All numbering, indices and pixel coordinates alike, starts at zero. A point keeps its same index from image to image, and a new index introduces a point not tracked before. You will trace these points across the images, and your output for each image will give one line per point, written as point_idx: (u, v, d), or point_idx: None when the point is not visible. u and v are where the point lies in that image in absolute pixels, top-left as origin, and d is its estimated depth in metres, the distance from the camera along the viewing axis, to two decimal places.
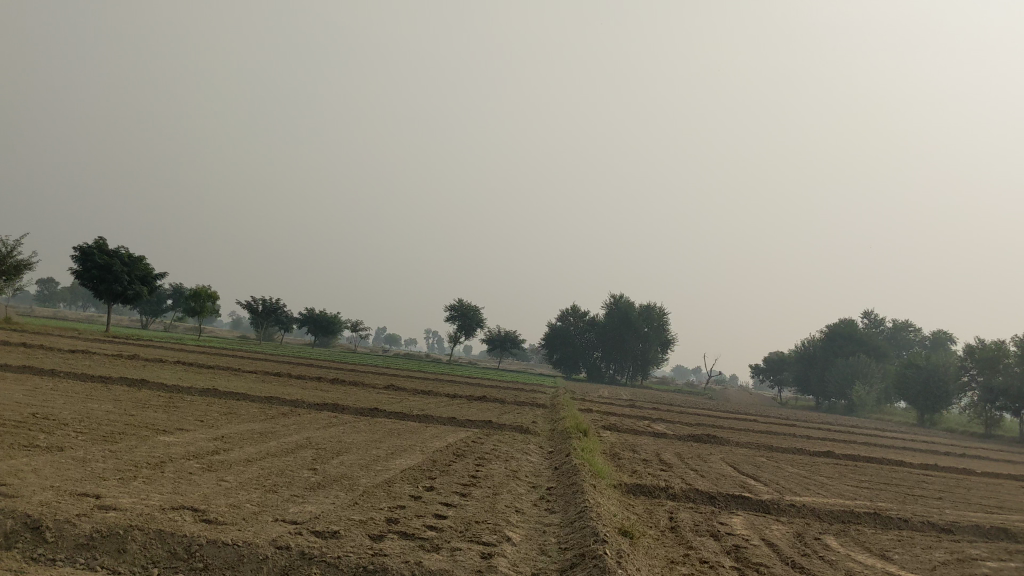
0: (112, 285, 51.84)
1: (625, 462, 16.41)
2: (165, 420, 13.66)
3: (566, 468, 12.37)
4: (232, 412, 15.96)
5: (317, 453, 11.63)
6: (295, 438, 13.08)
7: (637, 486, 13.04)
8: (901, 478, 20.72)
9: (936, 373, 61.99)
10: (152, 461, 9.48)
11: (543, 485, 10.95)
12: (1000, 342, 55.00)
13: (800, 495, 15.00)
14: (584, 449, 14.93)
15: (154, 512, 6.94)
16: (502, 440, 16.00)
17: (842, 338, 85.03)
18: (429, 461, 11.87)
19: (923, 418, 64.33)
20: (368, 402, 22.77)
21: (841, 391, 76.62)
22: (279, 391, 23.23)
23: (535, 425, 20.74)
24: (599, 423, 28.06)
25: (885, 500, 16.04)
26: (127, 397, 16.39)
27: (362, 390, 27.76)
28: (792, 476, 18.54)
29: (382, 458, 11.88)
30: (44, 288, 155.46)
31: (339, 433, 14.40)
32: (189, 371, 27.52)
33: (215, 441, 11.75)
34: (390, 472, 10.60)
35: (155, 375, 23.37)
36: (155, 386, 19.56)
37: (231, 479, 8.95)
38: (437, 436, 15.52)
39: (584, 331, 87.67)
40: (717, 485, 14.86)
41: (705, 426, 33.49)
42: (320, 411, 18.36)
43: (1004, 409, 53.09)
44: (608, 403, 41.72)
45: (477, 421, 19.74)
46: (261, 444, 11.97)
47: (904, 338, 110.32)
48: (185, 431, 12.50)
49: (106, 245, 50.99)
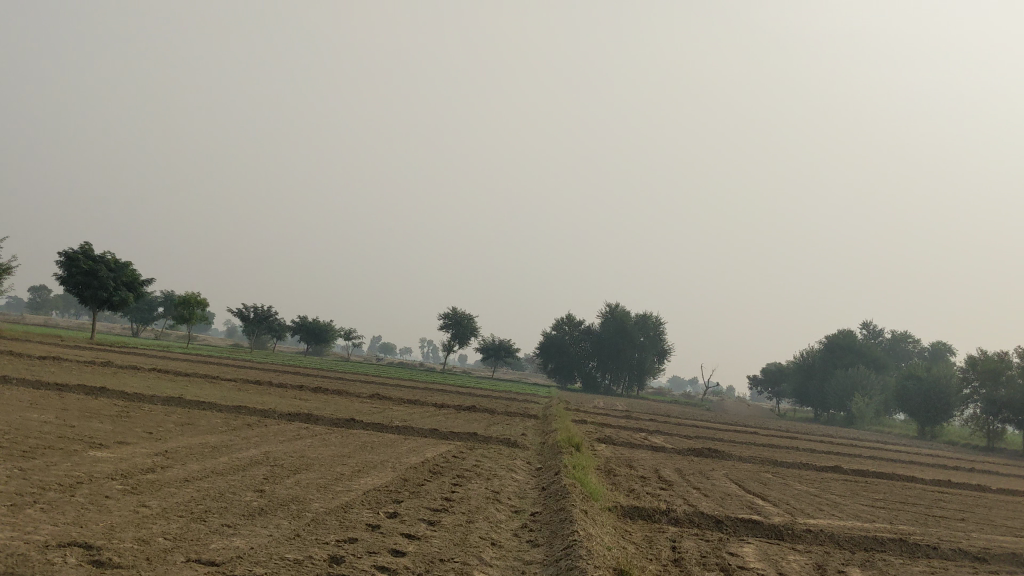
0: (97, 292, 50.26)
1: (620, 479, 14.99)
2: (107, 432, 12.15)
3: (554, 488, 10.96)
4: (191, 423, 14.51)
5: (271, 471, 10.17)
6: (252, 452, 11.63)
7: (634, 509, 11.68)
8: (917, 498, 19.21)
9: (938, 385, 60.57)
10: (66, 481, 8.08)
11: (526, 510, 9.56)
12: (1004, 352, 53.68)
13: (815, 518, 13.61)
14: (575, 466, 13.49)
15: (28, 552, 5.52)
16: (485, 455, 14.57)
17: (840, 349, 83.69)
18: (400, 480, 10.44)
19: (924, 431, 62.65)
20: (346, 412, 21.23)
21: (839, 403, 75.25)
22: (252, 400, 21.73)
23: (524, 438, 19.25)
24: (594, 435, 26.58)
25: (906, 522, 14.62)
26: (75, 406, 14.91)
27: (344, 400, 26.22)
28: (801, 495, 17.11)
29: (346, 476, 10.42)
30: (36, 296, 154.94)
31: (303, 447, 12.91)
32: (160, 379, 26.07)
33: (154, 458, 10.29)
34: (350, 493, 9.16)
35: (122, 383, 21.76)
36: (117, 394, 18.17)
37: (153, 505, 7.53)
38: (415, 450, 14.08)
39: (580, 340, 86.09)
40: (722, 506, 13.46)
41: (706, 439, 31.85)
42: (288, 422, 16.79)
43: (1007, 422, 51.48)
44: (604, 414, 40.17)
45: (460, 434, 18.24)
46: (207, 460, 10.53)
47: (903, 349, 109.29)
48: (126, 445, 11.09)
49: (91, 250, 49.40)
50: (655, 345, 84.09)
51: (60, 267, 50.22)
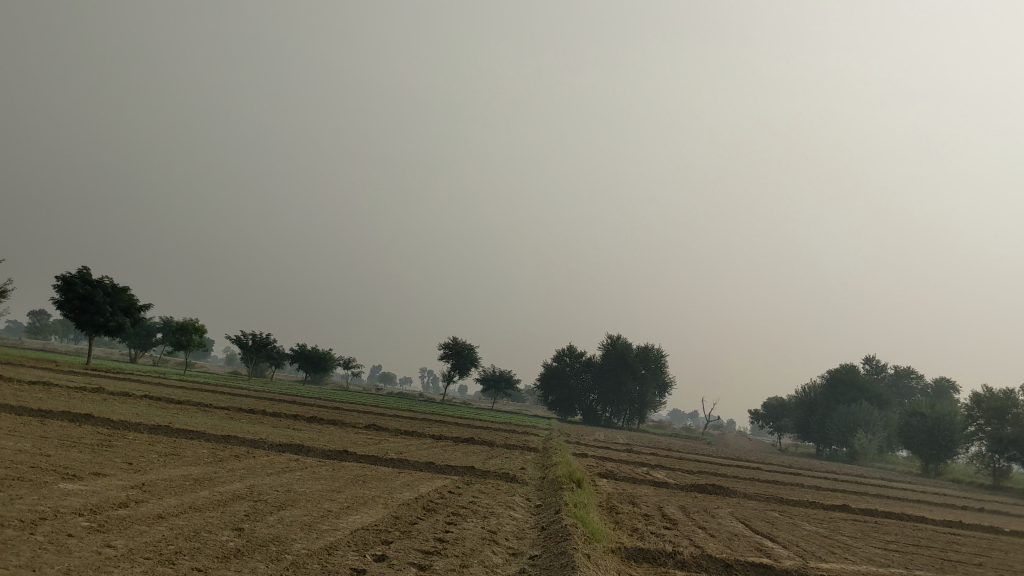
0: (94, 316, 49.62)
1: (623, 518, 14.36)
2: (85, 461, 11.58)
3: (554, 529, 10.33)
4: (175, 453, 13.90)
5: (254, 508, 9.53)
6: (235, 486, 11.02)
7: (639, 550, 11.07)
8: (931, 540, 18.51)
9: (942, 422, 59.78)
10: (28, 518, 7.46)
11: (526, 554, 8.96)
12: (1010, 390, 52.74)
13: (827, 561, 12.95)
14: (576, 503, 12.88)
15: None
16: (483, 491, 13.98)
17: (843, 384, 82.98)
18: (391, 519, 9.79)
19: (928, 468, 61.72)
20: (340, 443, 20.62)
21: (842, 439, 74.30)
22: (242, 429, 21.14)
23: (523, 473, 18.63)
24: (594, 470, 25.90)
25: (923, 567, 13.94)
26: (56, 434, 14.29)
27: (339, 430, 25.60)
28: (811, 536, 16.42)
29: (334, 513, 9.79)
30: (36, 321, 154.58)
31: (292, 480, 12.32)
32: (151, 406, 25.43)
33: (130, 491, 9.68)
34: (336, 533, 8.54)
35: (109, 410, 21.15)
36: (104, 422, 17.58)
37: (118, 545, 6.90)
38: (409, 485, 13.48)
39: (580, 372, 84.93)
40: (731, 548, 12.80)
41: (709, 475, 31.13)
42: (279, 453, 16.16)
43: (1012, 460, 50.44)
44: (604, 448, 39.49)
45: (456, 467, 17.62)
46: (187, 494, 9.91)
47: (907, 385, 108.55)
48: (102, 476, 10.48)
49: (89, 275, 48.86)
50: (657, 377, 83.57)
51: (58, 291, 49.65)
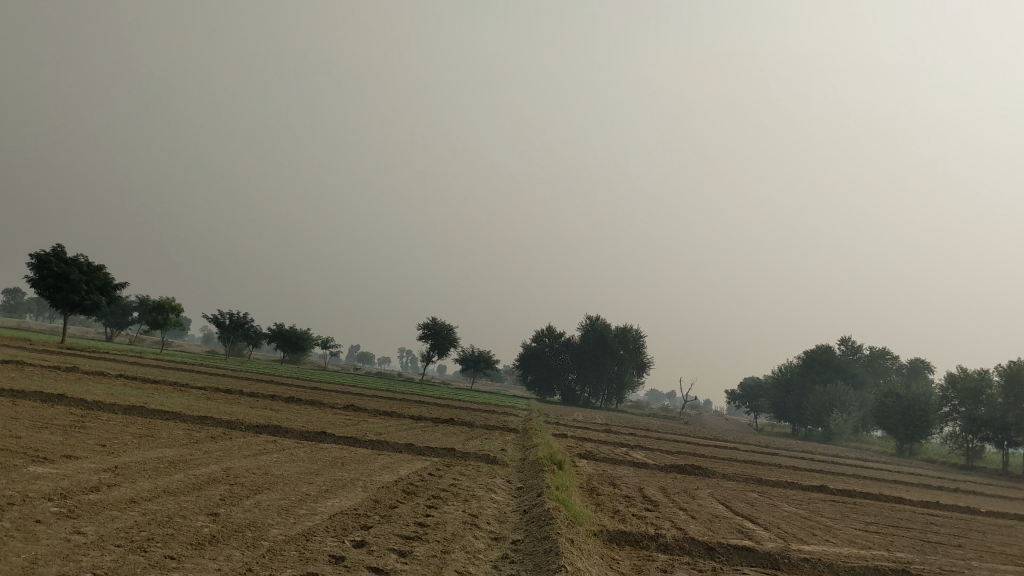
0: (69, 295, 48.99)
1: (605, 500, 14.25)
2: (56, 443, 11.33)
3: (536, 513, 10.19)
4: (150, 435, 13.63)
5: (230, 491, 9.33)
6: (211, 469, 10.80)
7: (622, 533, 10.95)
8: (910, 521, 18.56)
9: (917, 403, 60.27)
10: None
11: (508, 538, 8.83)
12: (984, 371, 53.09)
13: (808, 544, 12.90)
14: (558, 485, 12.76)
15: None
16: (463, 472, 13.83)
17: (819, 364, 83.49)
18: (371, 503, 9.62)
19: (903, 448, 62.23)
20: (320, 424, 20.39)
21: (818, 419, 74.81)
22: (219, 409, 20.87)
23: (503, 454, 18.50)
24: (574, 451, 25.84)
25: (903, 548, 13.94)
26: (28, 415, 14.00)
27: (318, 411, 25.40)
28: (792, 518, 16.37)
29: (313, 497, 9.61)
30: (10, 299, 153.20)
31: (269, 463, 12.11)
32: (126, 386, 25.07)
33: (102, 474, 9.44)
34: (315, 517, 8.36)
35: (83, 390, 20.81)
36: (78, 402, 17.30)
37: (88, 531, 6.68)
38: (388, 467, 13.31)
39: (560, 352, 85.02)
40: (712, 530, 12.74)
41: (688, 455, 31.15)
42: (255, 434, 15.94)
43: (986, 440, 50.83)
44: (583, 428, 39.50)
45: (436, 449, 17.47)
46: (161, 477, 9.68)
47: (882, 366, 109.51)
48: (74, 459, 10.24)
49: (63, 252, 48.22)
50: (635, 358, 83.83)
51: (32, 270, 48.98)
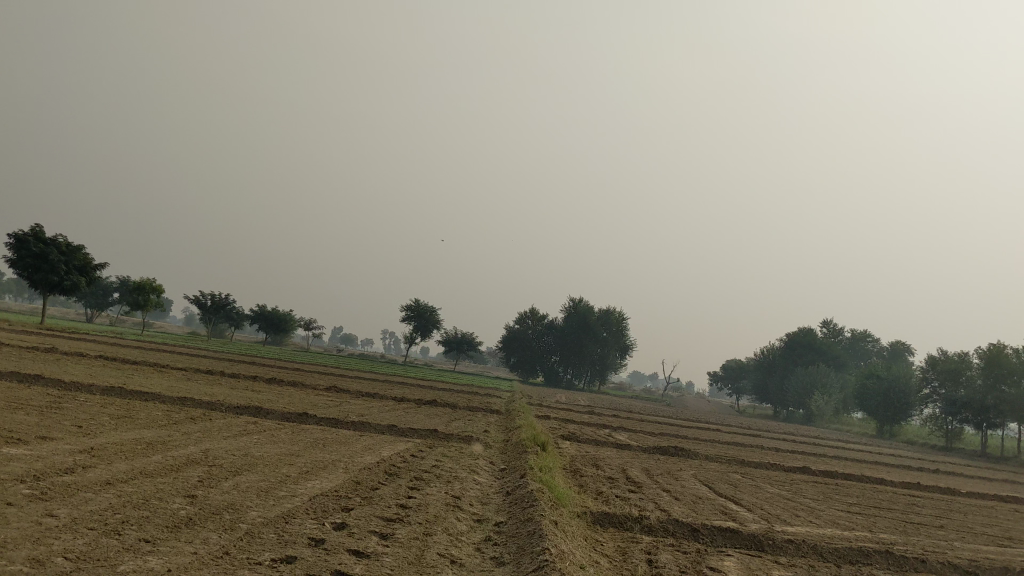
0: (48, 275, 48.43)
1: (588, 481, 14.17)
2: (31, 424, 11.11)
3: (520, 494, 10.09)
4: (128, 416, 13.41)
5: (209, 473, 9.15)
6: (191, 450, 10.62)
7: (605, 515, 10.87)
8: (892, 502, 18.58)
9: (897, 385, 60.61)
10: None
11: (492, 520, 8.72)
12: (964, 353, 53.38)
13: (791, 525, 12.86)
14: (541, 467, 12.65)
15: None
16: (446, 454, 13.71)
17: (801, 346, 83.79)
18: (352, 485, 9.48)
19: (883, 429, 62.62)
20: (301, 405, 20.22)
21: (799, 401, 75.16)
22: (199, 390, 20.66)
23: (486, 435, 18.41)
24: (557, 432, 25.78)
25: (885, 529, 13.94)
26: (3, 395, 13.77)
27: (300, 392, 25.20)
28: (774, 499, 16.34)
29: (294, 478, 9.46)
30: None
31: (250, 444, 11.94)
32: (105, 367, 24.80)
33: (78, 456, 9.26)
34: (294, 500, 8.21)
35: (59, 371, 20.51)
36: (55, 383, 17.04)
37: (60, 514, 6.52)
38: (370, 448, 13.15)
39: (543, 334, 85.06)
40: (696, 511, 12.67)
41: (671, 437, 31.19)
42: (236, 415, 15.74)
43: (965, 422, 51.14)
44: (566, 409, 39.46)
45: (419, 430, 17.34)
46: (138, 459, 9.49)
47: (863, 347, 110.18)
48: (49, 440, 10.04)
49: (42, 232, 47.62)
50: (618, 340, 83.87)
51: (10, 250, 48.36)
